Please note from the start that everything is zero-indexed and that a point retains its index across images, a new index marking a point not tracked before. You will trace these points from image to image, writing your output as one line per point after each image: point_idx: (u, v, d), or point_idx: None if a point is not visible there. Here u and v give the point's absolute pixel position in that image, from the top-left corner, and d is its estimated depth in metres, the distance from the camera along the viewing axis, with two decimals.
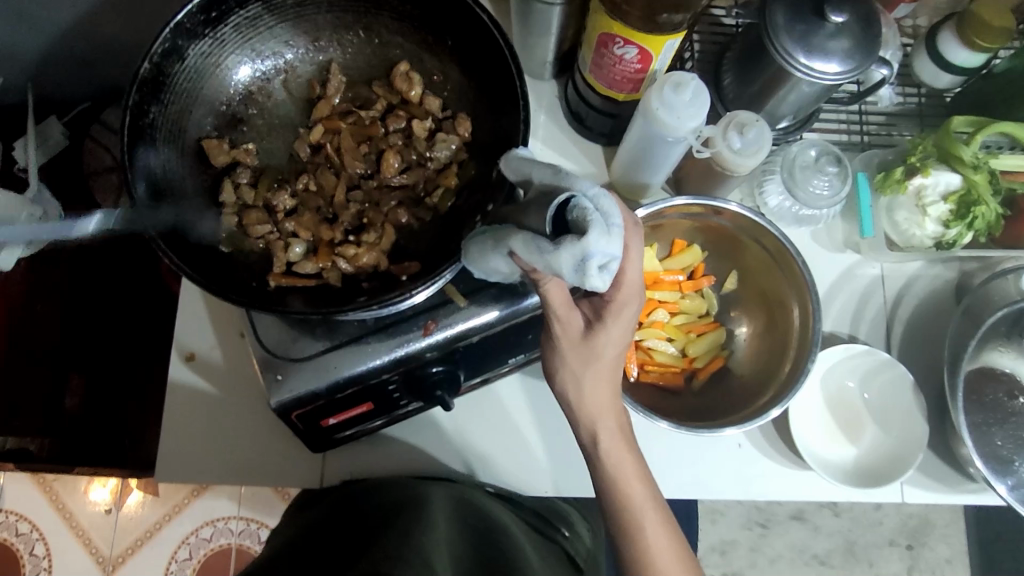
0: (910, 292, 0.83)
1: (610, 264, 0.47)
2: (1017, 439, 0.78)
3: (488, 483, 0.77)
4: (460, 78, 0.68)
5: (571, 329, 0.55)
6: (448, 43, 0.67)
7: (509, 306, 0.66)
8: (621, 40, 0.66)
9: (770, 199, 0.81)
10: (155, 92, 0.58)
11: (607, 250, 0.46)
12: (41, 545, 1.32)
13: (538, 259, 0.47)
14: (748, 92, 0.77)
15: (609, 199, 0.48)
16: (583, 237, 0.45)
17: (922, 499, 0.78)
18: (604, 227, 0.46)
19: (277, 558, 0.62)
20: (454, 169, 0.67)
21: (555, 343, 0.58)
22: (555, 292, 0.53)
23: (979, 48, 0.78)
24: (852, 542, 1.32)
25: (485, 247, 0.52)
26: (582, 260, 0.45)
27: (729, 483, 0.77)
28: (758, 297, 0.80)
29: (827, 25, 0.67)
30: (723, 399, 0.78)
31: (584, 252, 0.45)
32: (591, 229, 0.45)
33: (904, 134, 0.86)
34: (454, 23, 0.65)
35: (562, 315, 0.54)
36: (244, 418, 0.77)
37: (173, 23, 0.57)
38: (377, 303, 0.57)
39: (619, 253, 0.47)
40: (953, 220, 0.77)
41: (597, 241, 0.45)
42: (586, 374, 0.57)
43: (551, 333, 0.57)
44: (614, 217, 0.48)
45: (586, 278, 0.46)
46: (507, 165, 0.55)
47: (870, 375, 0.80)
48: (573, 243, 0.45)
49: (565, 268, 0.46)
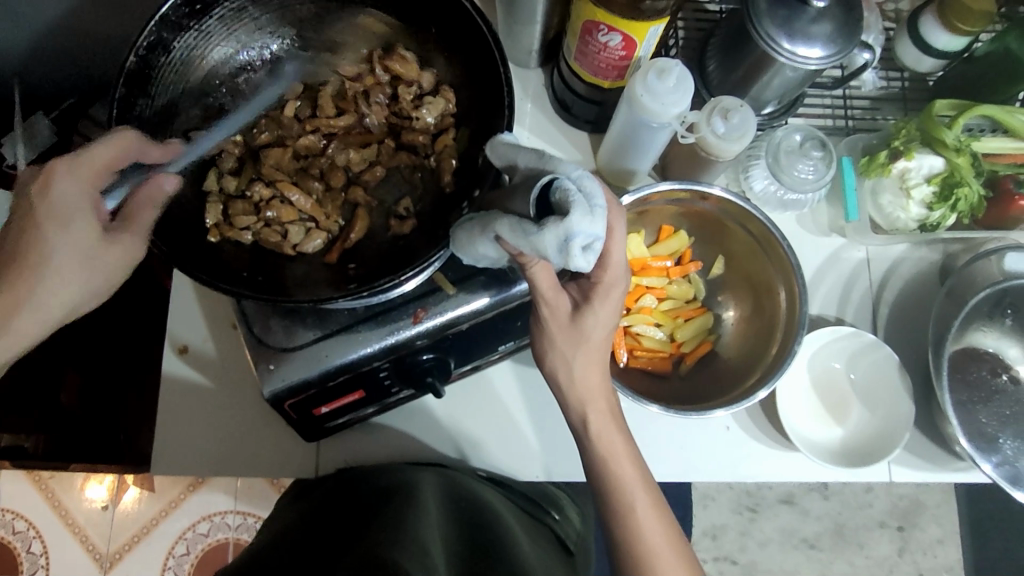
0: (895, 273, 0.84)
1: (594, 245, 0.48)
2: (1001, 416, 0.79)
3: (480, 468, 0.78)
4: (445, 65, 0.68)
5: (557, 312, 0.56)
6: (433, 31, 0.67)
7: (498, 293, 0.67)
8: (605, 27, 0.67)
9: (756, 183, 0.82)
10: (141, 86, 0.59)
11: (590, 230, 0.47)
12: (38, 543, 1.32)
13: (523, 241, 0.48)
14: (732, 78, 0.77)
15: (592, 180, 0.49)
16: (565, 217, 0.46)
17: (909, 478, 0.79)
18: (587, 208, 0.47)
19: (270, 552, 0.62)
20: (449, 134, 0.67)
21: (542, 327, 0.58)
22: (542, 277, 0.53)
23: (960, 32, 0.79)
24: (841, 524, 1.34)
25: (471, 231, 0.53)
26: (565, 240, 0.46)
27: (718, 465, 0.78)
28: (745, 281, 0.81)
29: (809, 10, 0.67)
30: (712, 383, 0.78)
31: (567, 233, 0.46)
32: (574, 210, 0.46)
33: (888, 118, 0.87)
34: (438, 11, 0.65)
35: (550, 298, 0.55)
36: (238, 409, 0.77)
37: (157, 16, 0.57)
38: (367, 291, 0.58)
39: (602, 234, 0.48)
40: (937, 203, 0.78)
41: (579, 221, 0.46)
42: (574, 357, 0.58)
43: (540, 317, 0.58)
44: (596, 198, 0.48)
45: (570, 258, 0.47)
46: (493, 152, 0.56)
47: (857, 357, 0.81)
48: (556, 224, 0.46)
49: (549, 248, 0.47)
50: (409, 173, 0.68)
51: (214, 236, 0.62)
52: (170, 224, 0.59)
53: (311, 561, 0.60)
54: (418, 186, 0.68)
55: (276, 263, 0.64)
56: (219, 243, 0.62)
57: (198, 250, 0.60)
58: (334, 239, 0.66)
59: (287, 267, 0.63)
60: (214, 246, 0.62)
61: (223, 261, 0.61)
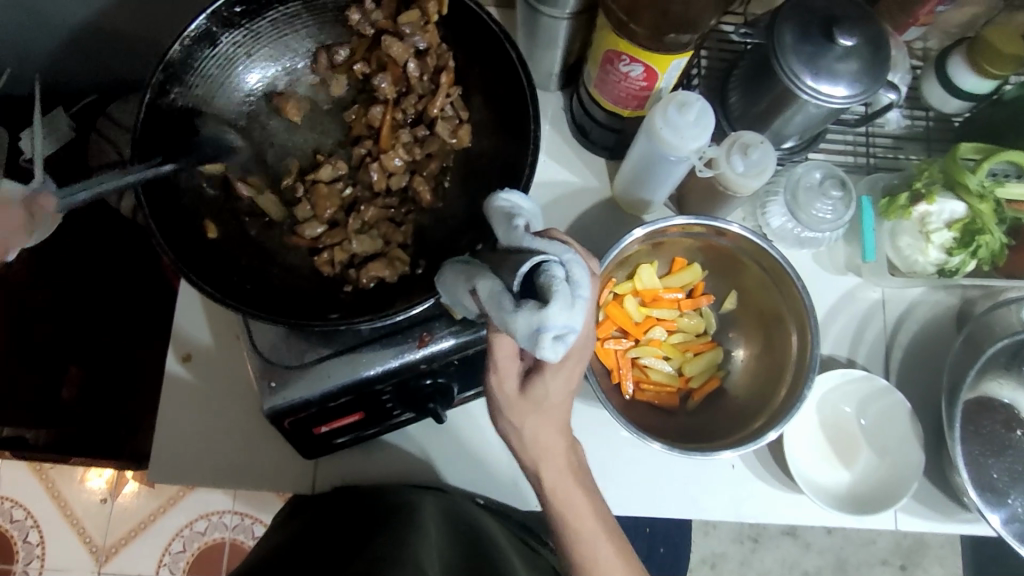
0: (910, 317, 0.83)
1: (568, 337, 0.43)
2: (1013, 471, 0.78)
3: (477, 493, 0.77)
4: (479, 106, 0.68)
5: (521, 376, 0.53)
6: (476, 71, 0.68)
7: (467, 334, 0.65)
8: (626, 58, 0.66)
9: (773, 220, 0.80)
10: (179, 75, 0.60)
11: (566, 322, 0.42)
12: (35, 532, 1.32)
13: (496, 314, 0.44)
14: (754, 110, 0.76)
15: (582, 267, 0.45)
16: (543, 307, 0.42)
17: (915, 527, 0.78)
18: (567, 301, 0.43)
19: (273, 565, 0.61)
20: (467, 175, 0.68)
21: (493, 401, 0.55)
22: (502, 345, 0.51)
23: (989, 75, 0.78)
24: (844, 559, 1.32)
25: (462, 278, 0.51)
26: (536, 330, 0.42)
27: (720, 503, 0.77)
28: (756, 319, 0.79)
29: (835, 48, 0.66)
30: (717, 420, 0.77)
31: (540, 323, 0.42)
32: (553, 300, 0.42)
33: (910, 158, 0.85)
34: (485, 53, 0.66)
35: (502, 367, 0.52)
36: (238, 421, 0.77)
37: (210, 10, 0.59)
38: (344, 324, 0.57)
39: (578, 327, 0.44)
40: (956, 249, 0.77)
41: (556, 313, 0.42)
42: (526, 425, 0.54)
43: (492, 391, 0.54)
44: (582, 288, 0.44)
45: (537, 349, 0.42)
46: (492, 212, 0.53)
47: (868, 401, 0.79)
48: (532, 311, 0.42)
49: (518, 333, 0.43)
50: (401, 210, 0.68)
51: (213, 232, 0.62)
52: (178, 215, 0.60)
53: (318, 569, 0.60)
54: (415, 222, 0.67)
55: (277, 277, 0.63)
56: (219, 240, 0.62)
57: (200, 248, 0.60)
58: (317, 250, 0.65)
59: (275, 275, 0.63)
60: (214, 243, 0.62)
61: (225, 255, 0.62)
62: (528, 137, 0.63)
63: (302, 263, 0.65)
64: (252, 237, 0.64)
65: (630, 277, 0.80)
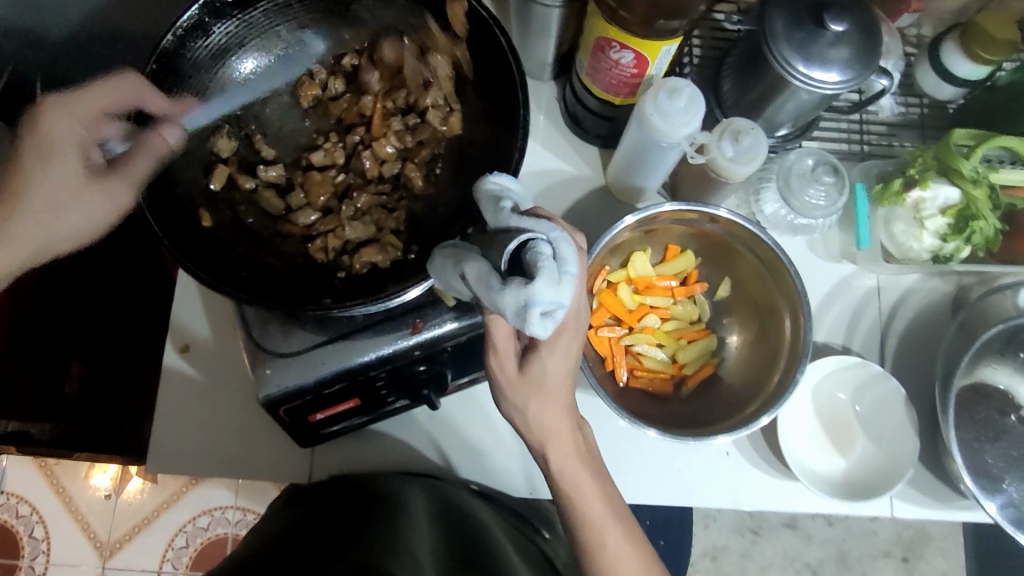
0: (905, 304, 0.83)
1: (556, 313, 0.44)
2: (1008, 457, 0.78)
3: (473, 480, 0.78)
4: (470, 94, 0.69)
5: (520, 355, 0.53)
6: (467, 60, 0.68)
7: (467, 318, 0.65)
8: (617, 45, 0.66)
9: (766, 207, 0.80)
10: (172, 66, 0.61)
11: (553, 298, 0.43)
12: (41, 528, 1.34)
13: (484, 294, 0.45)
14: (746, 98, 0.76)
15: (568, 245, 0.45)
16: (529, 283, 0.42)
17: (911, 514, 0.78)
18: (553, 276, 0.43)
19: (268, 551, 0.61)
20: (458, 163, 0.68)
21: (496, 384, 0.55)
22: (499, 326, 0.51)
23: (982, 60, 0.78)
24: (845, 551, 1.32)
25: (450, 261, 0.51)
26: (524, 306, 0.42)
27: (715, 491, 0.77)
28: (750, 307, 0.80)
29: (826, 33, 0.66)
30: (711, 407, 0.77)
31: (528, 299, 0.42)
32: (538, 276, 0.42)
33: (905, 145, 0.85)
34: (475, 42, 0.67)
35: (501, 349, 0.53)
36: (235, 411, 0.78)
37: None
38: (337, 308, 0.58)
39: (566, 304, 0.44)
40: (951, 235, 0.77)
41: (543, 289, 0.42)
42: (529, 407, 0.54)
43: (491, 371, 0.55)
44: (569, 265, 0.44)
45: (526, 325, 0.43)
46: (481, 196, 0.53)
47: (863, 388, 0.79)
48: (519, 287, 0.42)
49: (507, 310, 0.43)
50: (393, 197, 0.68)
51: (208, 221, 0.62)
52: (173, 204, 0.60)
53: (312, 554, 0.60)
54: (408, 209, 0.67)
55: (271, 265, 0.64)
56: (213, 228, 0.63)
57: (195, 235, 0.61)
58: (311, 237, 0.66)
59: (269, 263, 0.64)
60: (209, 231, 0.62)
61: (219, 242, 0.62)
62: (517, 123, 0.63)
63: (296, 251, 0.65)
64: (248, 225, 0.65)
65: (623, 265, 0.80)
